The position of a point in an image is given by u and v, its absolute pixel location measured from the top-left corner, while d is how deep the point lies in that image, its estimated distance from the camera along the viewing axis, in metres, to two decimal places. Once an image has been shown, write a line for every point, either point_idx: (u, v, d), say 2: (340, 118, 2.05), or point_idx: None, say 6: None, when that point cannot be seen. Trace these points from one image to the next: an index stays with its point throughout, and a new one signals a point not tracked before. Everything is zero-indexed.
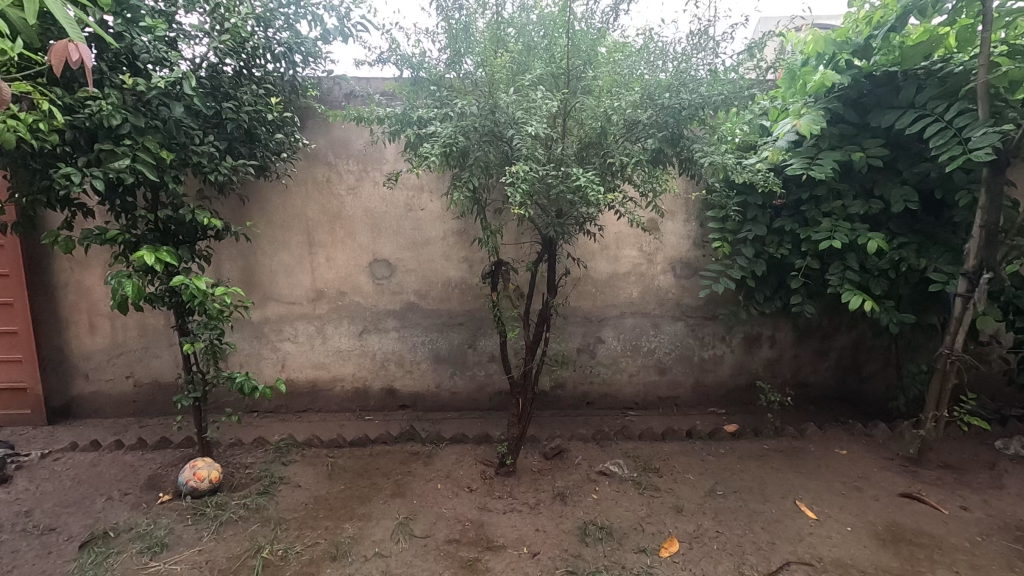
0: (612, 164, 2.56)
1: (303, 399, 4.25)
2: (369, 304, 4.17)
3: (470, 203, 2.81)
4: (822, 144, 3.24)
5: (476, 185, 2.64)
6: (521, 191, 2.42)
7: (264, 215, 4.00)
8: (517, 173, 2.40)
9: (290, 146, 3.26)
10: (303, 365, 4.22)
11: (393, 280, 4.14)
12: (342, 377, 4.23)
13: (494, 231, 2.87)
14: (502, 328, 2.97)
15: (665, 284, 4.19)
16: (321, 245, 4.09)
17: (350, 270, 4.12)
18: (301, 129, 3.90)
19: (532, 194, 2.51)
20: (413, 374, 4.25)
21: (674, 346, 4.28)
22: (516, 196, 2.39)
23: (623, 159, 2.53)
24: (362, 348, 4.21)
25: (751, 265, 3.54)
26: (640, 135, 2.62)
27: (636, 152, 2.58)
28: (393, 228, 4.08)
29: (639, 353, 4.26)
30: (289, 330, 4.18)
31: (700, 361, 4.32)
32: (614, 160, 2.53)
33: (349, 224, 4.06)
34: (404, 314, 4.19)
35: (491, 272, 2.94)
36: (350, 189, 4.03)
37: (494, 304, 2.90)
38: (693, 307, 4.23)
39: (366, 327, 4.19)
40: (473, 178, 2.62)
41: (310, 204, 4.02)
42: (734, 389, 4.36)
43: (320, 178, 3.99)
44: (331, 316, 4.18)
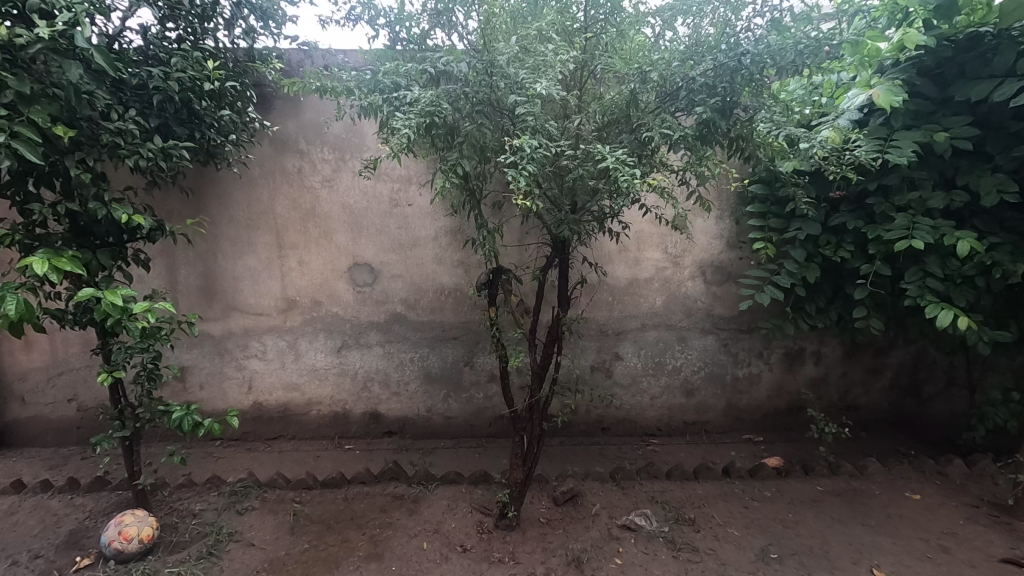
0: (646, 140, 1.97)
1: (274, 425, 3.68)
2: (349, 315, 3.59)
3: (460, 194, 2.21)
4: (897, 123, 2.63)
5: (466, 170, 2.03)
6: (528, 176, 1.82)
7: (226, 212, 3.44)
8: (523, 149, 1.81)
9: (239, 128, 2.69)
10: (273, 386, 3.65)
11: (376, 287, 3.56)
12: (318, 400, 3.66)
13: (491, 230, 2.28)
14: (501, 352, 2.39)
15: (693, 291, 3.60)
16: (292, 247, 3.51)
17: (326, 275, 3.54)
18: (269, 112, 3.33)
19: (541, 179, 1.93)
20: (400, 397, 3.67)
21: (703, 363, 3.69)
22: (521, 179, 1.79)
23: (662, 134, 1.93)
24: (341, 366, 3.63)
25: (801, 270, 2.95)
26: (681, 105, 2.02)
27: (678, 126, 1.97)
28: (376, 227, 3.50)
29: (663, 372, 3.68)
30: (256, 346, 3.60)
31: (733, 380, 3.72)
32: (650, 135, 1.93)
33: (324, 222, 3.48)
34: (390, 327, 3.60)
35: (488, 281, 2.30)
36: (325, 181, 3.45)
37: (492, 321, 2.30)
38: (725, 318, 3.64)
39: (345, 342, 3.61)
40: (461, 162, 2.01)
41: (279, 199, 3.45)
42: (772, 413, 3.76)
43: (290, 169, 3.42)
44: (305, 329, 3.60)
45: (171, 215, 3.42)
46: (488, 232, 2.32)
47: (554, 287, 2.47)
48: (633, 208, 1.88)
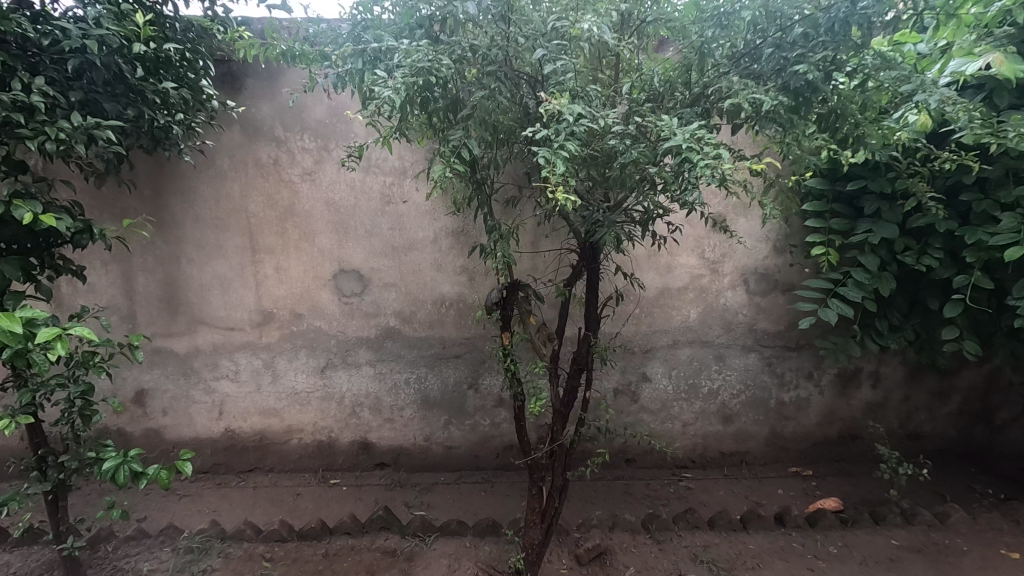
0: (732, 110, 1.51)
1: (249, 456, 3.19)
2: (334, 330, 3.09)
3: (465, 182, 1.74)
4: (1005, 101, 2.13)
5: (476, 152, 1.53)
6: (567, 156, 1.40)
7: (191, 210, 2.95)
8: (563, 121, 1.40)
9: (190, 107, 2.17)
10: (247, 411, 3.16)
11: (366, 298, 3.06)
12: (300, 427, 3.18)
13: (503, 234, 1.80)
14: (517, 390, 1.90)
15: (733, 303, 3.11)
16: (267, 252, 3.01)
17: (307, 284, 3.04)
18: (239, 93, 2.84)
19: (578, 165, 1.52)
20: (394, 425, 3.18)
21: (743, 385, 3.20)
22: (558, 164, 1.37)
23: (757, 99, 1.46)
24: (326, 389, 3.14)
25: (873, 281, 2.46)
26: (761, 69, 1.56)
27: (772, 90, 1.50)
28: (365, 228, 3.00)
29: (697, 396, 3.19)
30: (227, 366, 3.11)
31: (778, 406, 3.23)
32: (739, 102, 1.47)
33: (305, 222, 2.99)
34: (382, 343, 3.11)
35: (500, 300, 1.80)
36: (305, 174, 2.95)
37: (506, 351, 1.81)
38: (769, 334, 3.15)
39: (330, 361, 3.12)
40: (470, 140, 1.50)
41: (252, 195, 2.96)
42: (822, 442, 3.27)
43: (265, 160, 2.92)
44: (283, 346, 3.10)
45: (126, 213, 2.93)
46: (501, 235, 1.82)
47: (583, 308, 1.97)
48: (703, 201, 1.45)
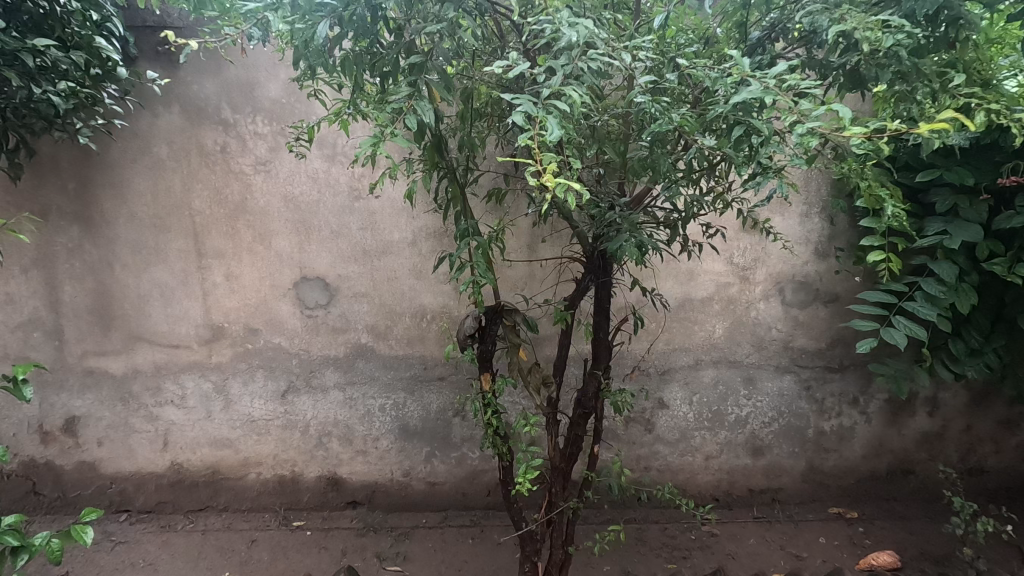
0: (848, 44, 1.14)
1: (198, 493, 2.74)
2: (295, 348, 2.64)
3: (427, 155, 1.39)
4: None
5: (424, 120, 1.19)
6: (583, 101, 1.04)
7: (125, 207, 2.49)
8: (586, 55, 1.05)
9: (82, 72, 1.69)
10: (196, 442, 2.71)
11: (332, 310, 2.60)
12: (258, 460, 2.73)
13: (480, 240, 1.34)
14: (506, 451, 1.43)
15: (765, 317, 2.64)
16: (216, 256, 2.55)
17: (263, 294, 2.59)
18: (178, 66, 2.38)
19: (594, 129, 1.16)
20: (368, 458, 2.73)
21: (776, 413, 2.73)
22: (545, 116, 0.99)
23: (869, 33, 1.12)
24: (287, 416, 2.69)
25: (949, 295, 1.99)
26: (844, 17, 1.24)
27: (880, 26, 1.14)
28: (330, 228, 2.54)
29: (721, 425, 2.73)
30: (171, 390, 2.66)
31: (817, 436, 2.76)
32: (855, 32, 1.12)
33: (260, 221, 2.52)
34: (353, 364, 2.65)
35: (478, 334, 1.34)
36: (259, 165, 2.48)
37: (488, 403, 1.34)
38: (808, 353, 2.68)
39: (292, 384, 2.66)
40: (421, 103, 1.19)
41: (197, 189, 2.49)
42: (868, 478, 2.80)
43: (210, 147, 2.46)
44: (237, 367, 2.65)
45: (49, 211, 2.48)
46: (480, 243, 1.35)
47: (587, 340, 1.50)
48: (770, 187, 1.06)
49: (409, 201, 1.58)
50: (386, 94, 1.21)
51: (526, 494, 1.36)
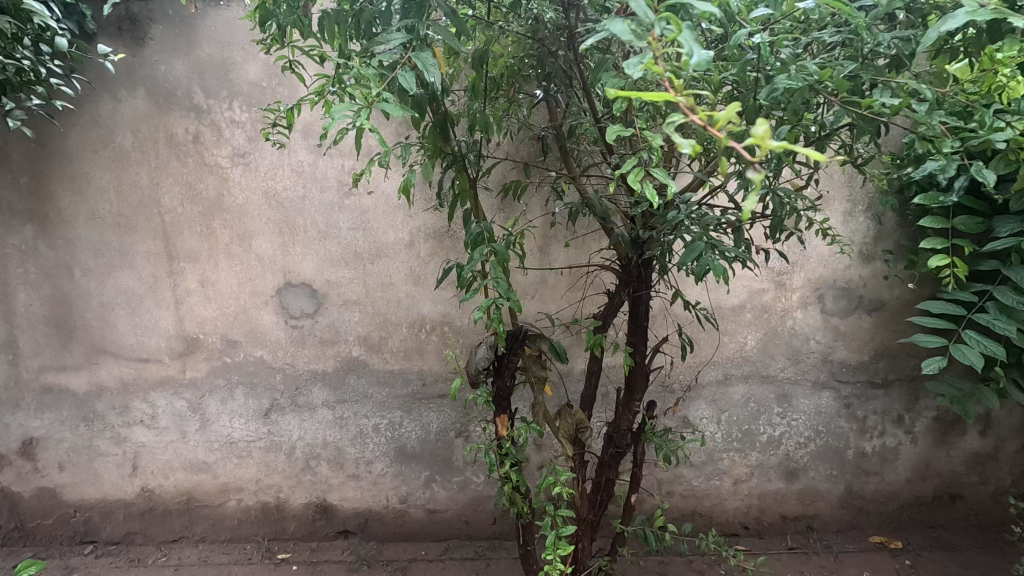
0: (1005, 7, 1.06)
1: (172, 523, 2.47)
2: (279, 362, 2.36)
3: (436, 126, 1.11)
4: None
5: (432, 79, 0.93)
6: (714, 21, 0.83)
7: (85, 204, 2.21)
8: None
9: (11, 43, 1.52)
10: (169, 466, 2.43)
11: (320, 321, 2.33)
12: (238, 486, 2.45)
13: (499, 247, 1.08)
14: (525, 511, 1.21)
15: (803, 327, 2.37)
16: (190, 259, 2.27)
17: (242, 301, 2.31)
18: (145, 45, 2.10)
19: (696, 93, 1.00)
20: (360, 483, 2.46)
21: (812, 432, 2.47)
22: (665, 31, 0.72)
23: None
24: (271, 438, 2.42)
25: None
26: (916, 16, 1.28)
27: None
28: (317, 228, 2.26)
29: (752, 445, 2.47)
30: (140, 409, 2.38)
31: (857, 458, 2.49)
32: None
33: (239, 219, 2.24)
34: (343, 380, 2.38)
35: (493, 369, 1.21)
36: (237, 157, 2.20)
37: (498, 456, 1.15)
38: (849, 366, 2.42)
39: (276, 402, 2.39)
40: (424, 56, 0.94)
41: (166, 183, 2.21)
42: (912, 504, 2.54)
43: (181, 136, 2.17)
44: (213, 383, 2.37)
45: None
46: (498, 251, 1.08)
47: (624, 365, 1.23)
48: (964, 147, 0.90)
49: (403, 198, 1.29)
50: (372, 43, 0.95)
51: (557, 572, 1.10)
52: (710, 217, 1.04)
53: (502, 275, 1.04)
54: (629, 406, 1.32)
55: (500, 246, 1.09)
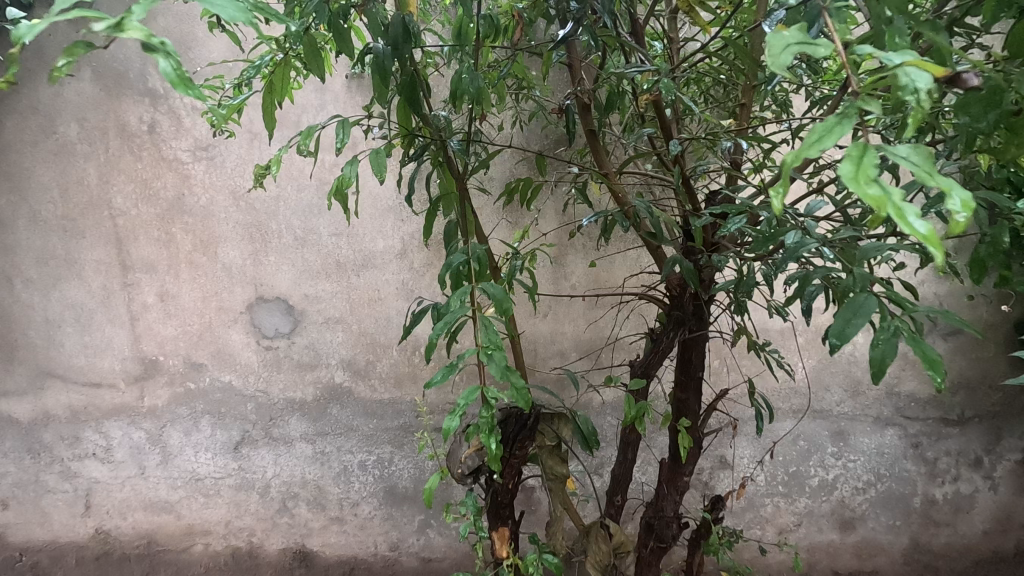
0: None
1: (130, 570, 2.15)
2: (250, 388, 2.04)
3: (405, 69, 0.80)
4: None
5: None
6: None
7: (24, 205, 1.90)
8: None
9: None
10: (125, 505, 2.12)
11: (298, 341, 2.00)
12: (205, 529, 2.14)
13: (505, 296, 0.75)
14: None
15: (863, 353, 2.02)
16: (146, 269, 1.95)
17: (207, 318, 1.99)
18: (90, 17, 1.79)
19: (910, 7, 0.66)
20: (344, 527, 2.13)
21: (873, 477, 2.10)
22: None
23: None
24: (241, 475, 2.09)
25: None
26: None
27: None
28: (294, 234, 1.94)
29: (802, 490, 2.11)
30: (92, 440, 2.07)
31: (925, 507, 2.12)
32: None
33: (203, 223, 1.92)
34: (324, 410, 2.05)
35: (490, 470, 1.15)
36: (199, 150, 1.88)
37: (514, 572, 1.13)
38: (918, 400, 2.05)
39: (248, 434, 2.07)
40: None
41: (118, 180, 1.89)
42: (990, 561, 2.16)
43: (134, 126, 1.86)
44: (175, 412, 2.05)
45: None
46: (493, 297, 0.74)
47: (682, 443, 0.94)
48: None
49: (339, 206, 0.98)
50: None
51: None
52: (869, 249, 0.71)
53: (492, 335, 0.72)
54: (676, 488, 1.07)
55: (494, 288, 0.75)
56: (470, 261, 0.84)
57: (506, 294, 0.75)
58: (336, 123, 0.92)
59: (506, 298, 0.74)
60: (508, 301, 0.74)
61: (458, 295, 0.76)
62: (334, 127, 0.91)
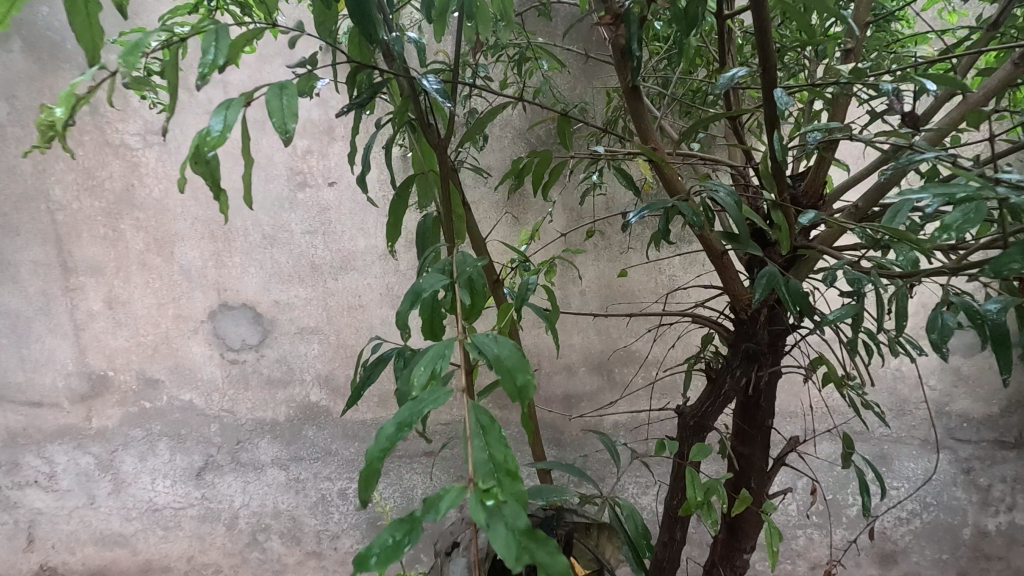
0: None
1: None
2: (214, 408, 1.79)
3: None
4: None
5: None
6: None
7: None
8: None
9: None
10: (73, 540, 1.86)
11: (267, 354, 1.75)
12: (164, 567, 1.88)
13: (525, 365, 0.45)
14: None
15: (910, 367, 1.79)
16: (91, 273, 1.69)
17: (163, 328, 1.73)
18: None
19: None
20: (322, 565, 1.87)
21: (919, 506, 1.87)
22: None
23: None
24: (204, 505, 1.84)
25: None
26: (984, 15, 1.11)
27: None
28: (263, 231, 1.69)
29: (839, 521, 1.87)
30: (34, 467, 1.81)
31: (979, 540, 1.88)
32: None
33: (157, 218, 1.67)
34: (299, 432, 1.80)
35: None
36: (150, 134, 1.63)
37: None
38: (970, 421, 1.82)
39: (211, 459, 1.81)
40: None
41: (57, 169, 1.63)
42: None
43: (74, 106, 1.60)
44: (128, 435, 1.80)
45: None
46: (501, 360, 0.45)
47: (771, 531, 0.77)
48: None
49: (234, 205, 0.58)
50: None
51: None
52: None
53: (494, 435, 0.43)
54: (732, 569, 0.85)
55: (500, 344, 0.46)
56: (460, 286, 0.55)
57: (519, 352, 0.46)
58: (208, 34, 0.55)
59: (520, 360, 0.45)
60: (525, 365, 0.45)
61: (435, 355, 0.47)
62: (204, 41, 0.54)
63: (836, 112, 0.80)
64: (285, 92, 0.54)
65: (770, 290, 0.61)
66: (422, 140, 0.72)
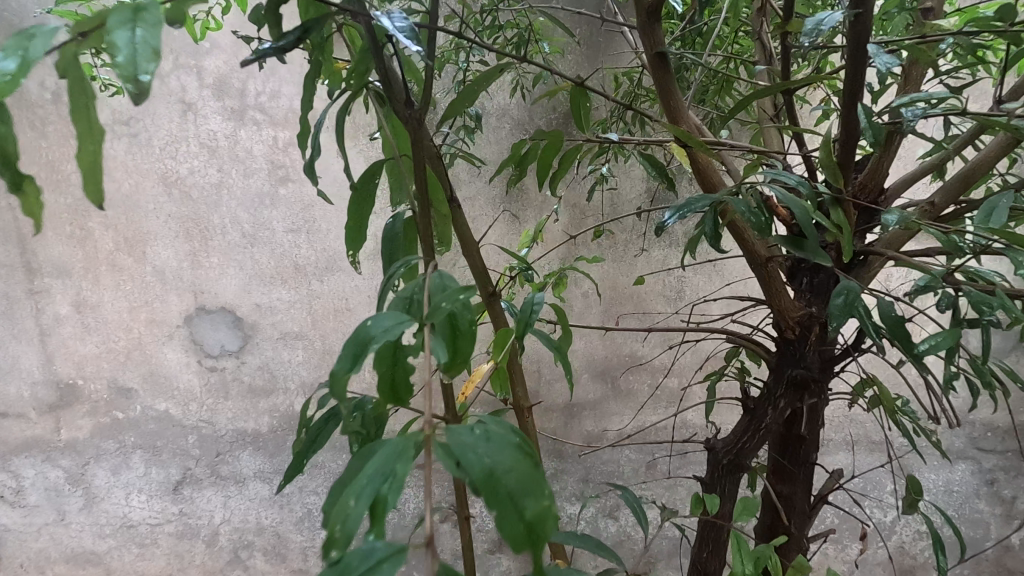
0: None
1: None
2: (191, 419, 1.67)
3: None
4: None
5: None
6: None
7: None
8: None
9: None
10: (43, 558, 1.73)
11: (247, 361, 1.64)
12: None
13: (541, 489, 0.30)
14: None
15: None
16: (56, 274, 1.57)
17: (135, 334, 1.62)
18: None
19: None
20: None
21: (938, 520, 1.77)
22: None
23: None
24: (183, 520, 1.72)
25: None
26: None
27: None
28: (242, 230, 1.57)
29: (855, 536, 1.78)
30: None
31: (1001, 557, 1.79)
32: None
33: (126, 215, 1.55)
34: (283, 443, 1.69)
35: None
36: (118, 125, 1.51)
37: None
38: (993, 431, 1.73)
39: (189, 473, 1.70)
40: None
41: None
42: None
43: (34, 93, 1.48)
44: (100, 448, 1.68)
45: None
46: (495, 476, 0.29)
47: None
48: None
49: (100, 210, 0.37)
50: None
51: None
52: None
53: None
54: None
55: (496, 451, 0.30)
56: (438, 329, 0.38)
57: (527, 467, 0.29)
58: None
59: (530, 481, 0.29)
60: (539, 489, 0.29)
61: (385, 464, 0.31)
62: None
63: (904, 87, 0.71)
64: (139, 17, 0.32)
65: (851, 310, 0.52)
66: (389, 117, 0.59)
